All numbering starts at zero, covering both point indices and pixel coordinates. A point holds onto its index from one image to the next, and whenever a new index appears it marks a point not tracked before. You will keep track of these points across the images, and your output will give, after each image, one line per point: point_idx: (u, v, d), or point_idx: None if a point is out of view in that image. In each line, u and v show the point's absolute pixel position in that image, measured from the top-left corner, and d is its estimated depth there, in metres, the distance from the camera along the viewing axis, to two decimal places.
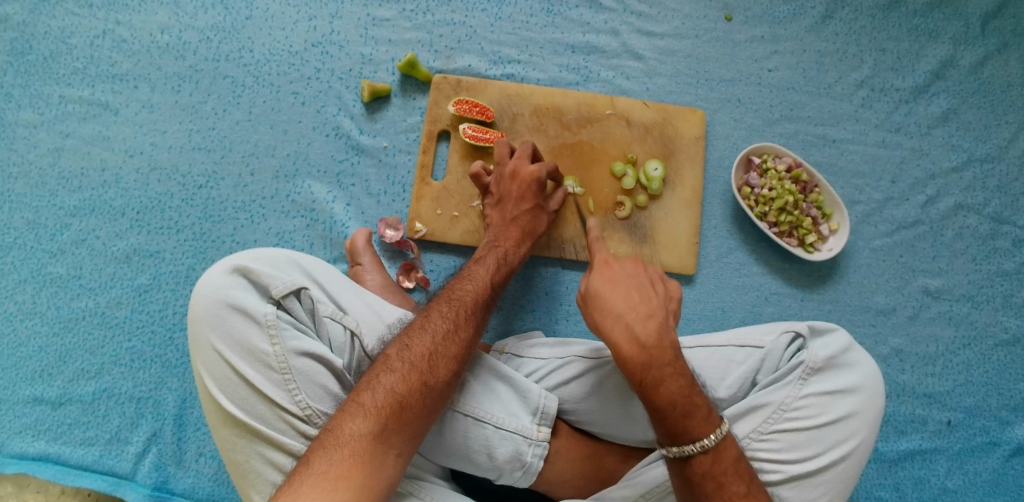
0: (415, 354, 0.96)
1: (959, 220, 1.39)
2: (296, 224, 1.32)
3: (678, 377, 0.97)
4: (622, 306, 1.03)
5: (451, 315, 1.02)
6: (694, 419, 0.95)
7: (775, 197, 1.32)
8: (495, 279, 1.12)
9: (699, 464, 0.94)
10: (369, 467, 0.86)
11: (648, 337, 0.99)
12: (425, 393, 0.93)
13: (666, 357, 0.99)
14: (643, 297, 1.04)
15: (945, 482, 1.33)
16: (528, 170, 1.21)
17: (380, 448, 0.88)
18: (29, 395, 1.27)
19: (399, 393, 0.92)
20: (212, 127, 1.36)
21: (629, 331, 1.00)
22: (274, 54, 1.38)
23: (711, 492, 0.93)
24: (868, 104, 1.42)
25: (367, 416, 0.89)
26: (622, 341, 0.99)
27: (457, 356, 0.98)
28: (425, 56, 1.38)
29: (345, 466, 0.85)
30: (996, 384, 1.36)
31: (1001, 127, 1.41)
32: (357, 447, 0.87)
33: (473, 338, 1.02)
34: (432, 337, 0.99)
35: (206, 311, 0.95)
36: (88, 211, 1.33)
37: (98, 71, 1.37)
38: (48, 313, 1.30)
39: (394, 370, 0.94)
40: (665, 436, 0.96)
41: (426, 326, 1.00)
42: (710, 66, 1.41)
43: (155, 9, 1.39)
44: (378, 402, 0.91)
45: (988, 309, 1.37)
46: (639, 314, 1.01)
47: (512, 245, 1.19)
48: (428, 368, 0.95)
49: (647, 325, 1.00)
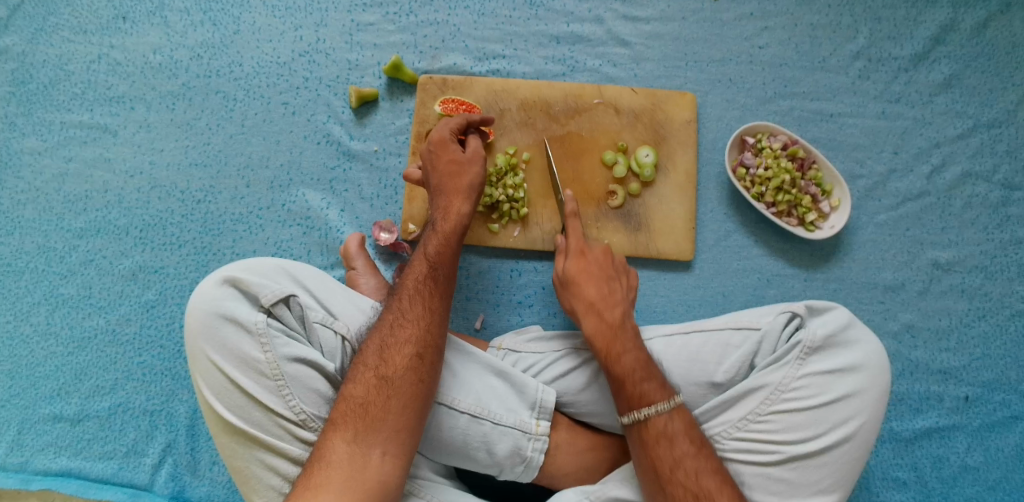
0: (367, 354, 0.99)
1: (967, 189, 1.34)
2: (293, 233, 1.34)
3: (637, 350, 1.07)
4: (594, 294, 1.15)
5: (395, 305, 1.03)
6: (649, 385, 1.03)
7: (771, 177, 1.29)
8: (435, 251, 1.09)
9: (652, 425, 1.00)
10: (351, 470, 0.88)
11: (614, 320, 1.11)
12: (383, 387, 0.95)
13: (629, 336, 1.09)
14: (609, 288, 1.15)
15: (966, 459, 1.29)
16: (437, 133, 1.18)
17: (359, 451, 0.90)
18: (48, 413, 1.31)
19: (359, 396, 0.94)
20: (207, 142, 1.38)
21: (600, 316, 1.12)
22: (263, 67, 1.40)
23: (664, 452, 0.98)
24: (866, 75, 1.37)
25: (337, 426, 0.92)
26: (590, 322, 1.11)
27: (408, 339, 0.99)
28: (410, 58, 1.39)
29: (324, 475, 0.88)
30: (1014, 356, 1.31)
31: (1008, 90, 1.36)
32: (332, 456, 0.90)
33: (426, 318, 1.01)
34: (379, 332, 1.00)
35: (201, 323, 0.98)
36: (95, 232, 1.37)
37: (96, 95, 1.41)
38: (62, 333, 1.34)
39: (351, 378, 0.97)
40: (622, 404, 1.03)
41: (376, 326, 1.02)
42: (699, 47, 1.38)
43: (146, 30, 1.42)
44: (342, 411, 0.94)
45: (1003, 279, 1.33)
46: (607, 302, 1.13)
47: (444, 208, 1.13)
48: (381, 361, 0.97)
49: (614, 311, 1.12)
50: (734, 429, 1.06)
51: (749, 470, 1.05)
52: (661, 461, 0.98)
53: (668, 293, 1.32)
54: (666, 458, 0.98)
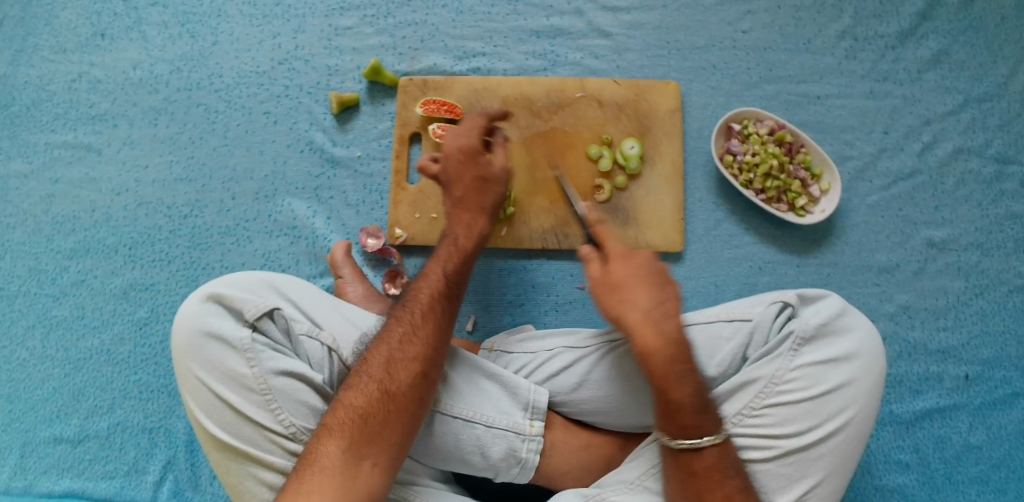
0: (372, 365, 0.96)
1: (960, 165, 1.32)
2: (281, 243, 1.33)
3: (693, 372, 0.96)
4: (648, 300, 0.98)
5: (406, 319, 1.00)
6: (705, 415, 0.95)
7: (759, 163, 1.28)
8: (452, 269, 1.07)
9: (706, 457, 0.94)
10: (344, 480, 0.86)
11: (671, 335, 0.97)
12: (387, 400, 0.92)
13: (683, 353, 0.97)
14: (664, 294, 1.00)
15: (968, 439, 1.28)
16: (455, 141, 1.17)
17: (352, 460, 0.88)
18: (49, 435, 1.32)
19: (360, 406, 0.92)
20: (192, 156, 1.38)
21: (658, 328, 0.97)
22: (243, 77, 1.39)
23: (715, 485, 0.94)
24: (852, 54, 1.35)
25: (333, 433, 0.90)
26: (649, 337, 0.96)
27: (416, 355, 0.97)
28: (390, 60, 1.37)
29: (316, 483, 0.85)
30: (1014, 332, 1.30)
31: (998, 63, 1.34)
32: (327, 464, 0.87)
33: (436, 337, 0.99)
34: (387, 343, 0.98)
35: (187, 342, 0.98)
36: (84, 252, 1.37)
37: (79, 114, 1.41)
38: (58, 355, 1.35)
39: (353, 386, 0.94)
40: (673, 429, 0.95)
41: (384, 335, 0.99)
42: (680, 35, 1.37)
43: (126, 46, 1.42)
44: (340, 418, 0.91)
45: (999, 255, 1.31)
46: (665, 310, 0.98)
47: (465, 227, 1.12)
48: (387, 375, 0.94)
49: (672, 322, 0.98)
50: (729, 425, 1.04)
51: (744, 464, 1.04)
52: (711, 495, 0.93)
53: None
54: (717, 492, 0.93)
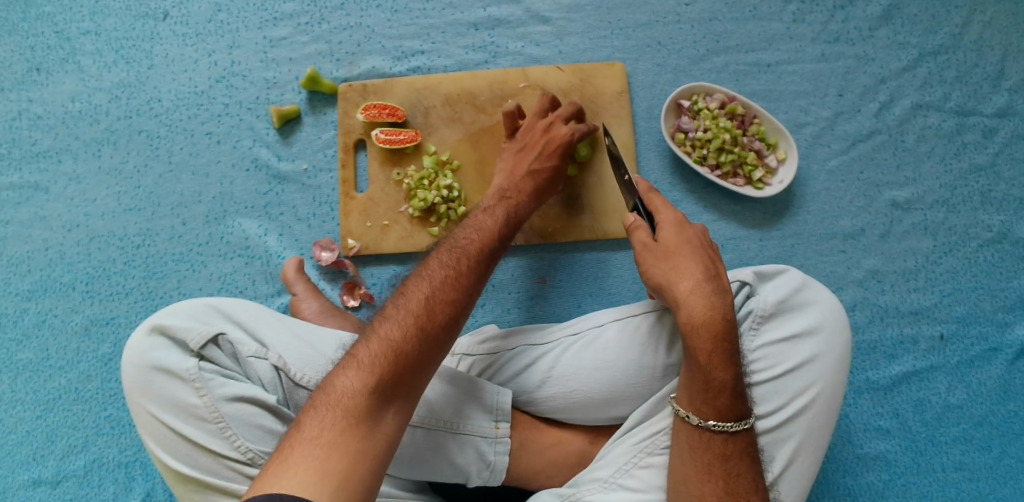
0: (411, 300, 0.89)
1: (919, 121, 1.29)
2: (235, 265, 1.31)
3: (732, 351, 0.96)
4: (700, 273, 1.00)
5: (451, 264, 0.95)
6: (727, 396, 0.94)
7: (711, 138, 1.25)
8: (504, 232, 1.05)
9: (741, 439, 0.94)
10: (365, 425, 0.78)
11: (724, 310, 0.98)
12: (422, 339, 0.85)
13: (733, 330, 0.97)
14: (715, 271, 1.02)
15: (947, 399, 1.26)
16: (561, 131, 1.18)
17: (377, 403, 0.80)
18: (27, 478, 1.32)
19: (394, 341, 0.84)
20: (138, 185, 1.36)
21: (708, 300, 0.98)
22: (182, 99, 1.37)
23: (744, 468, 0.93)
24: (800, 17, 1.31)
25: (360, 368, 0.81)
26: (700, 307, 0.97)
27: (455, 300, 0.90)
28: (328, 67, 1.34)
29: (337, 425, 0.77)
30: (987, 287, 1.27)
31: (951, 13, 1.30)
32: (349, 402, 0.79)
33: (477, 289, 0.94)
34: (428, 283, 0.91)
35: (134, 377, 0.98)
36: (41, 291, 1.36)
37: (21, 152, 1.38)
38: (28, 398, 1.34)
39: (389, 318, 0.87)
40: (705, 406, 0.94)
41: (424, 273, 0.93)
42: (622, 13, 1.33)
43: (62, 79, 1.39)
44: (372, 352, 0.83)
45: (967, 209, 1.28)
46: (716, 286, 0.99)
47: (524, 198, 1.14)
48: (426, 312, 0.87)
49: (723, 298, 0.99)
50: None
51: None
52: (741, 478, 0.93)
53: (621, 272, 1.28)
54: (745, 476, 0.93)
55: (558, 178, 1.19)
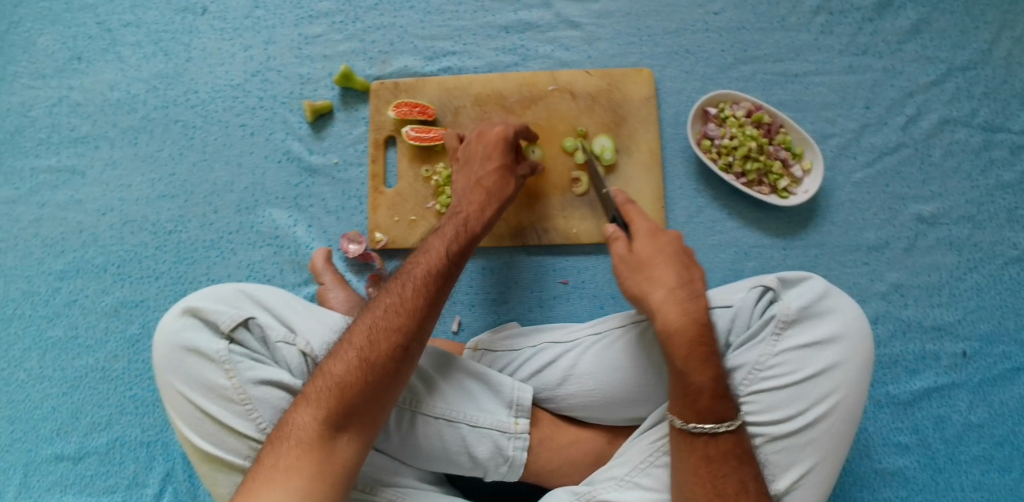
0: (356, 334, 0.93)
1: (946, 136, 1.28)
2: (264, 254, 1.35)
3: (712, 356, 0.96)
4: (672, 280, 1.01)
5: (396, 290, 0.97)
6: (722, 400, 0.95)
7: (737, 145, 1.26)
8: (453, 248, 1.03)
9: (724, 442, 0.94)
10: (319, 454, 0.85)
11: (699, 316, 0.98)
12: (365, 369, 0.89)
13: (711, 336, 0.97)
14: (690, 275, 1.02)
15: (969, 417, 1.25)
16: (495, 131, 1.19)
17: (326, 433, 0.86)
18: (50, 454, 1.35)
19: (338, 375, 0.89)
20: (172, 173, 1.39)
21: (682, 307, 0.98)
22: (217, 91, 1.40)
23: (732, 471, 0.94)
24: (829, 29, 1.32)
25: (311, 403, 0.88)
26: (674, 315, 0.97)
27: (399, 326, 0.93)
28: (360, 65, 1.37)
29: (292, 456, 0.84)
30: (1012, 305, 1.26)
31: (981, 29, 1.30)
32: (301, 436, 0.85)
33: (424, 309, 0.96)
34: (373, 314, 0.95)
35: (167, 357, 1.01)
36: (74, 273, 1.39)
37: (61, 137, 1.42)
38: (55, 375, 1.37)
39: (335, 354, 0.92)
40: (690, 413, 0.95)
41: (371, 306, 0.97)
42: (652, 20, 1.34)
43: (102, 68, 1.43)
44: (319, 388, 0.89)
45: (993, 226, 1.27)
46: (689, 291, 1.00)
47: (476, 209, 1.12)
48: (369, 344, 0.91)
49: (698, 303, 0.99)
50: None
51: None
52: (727, 481, 0.93)
53: None
54: (732, 478, 0.94)
55: (512, 181, 1.17)
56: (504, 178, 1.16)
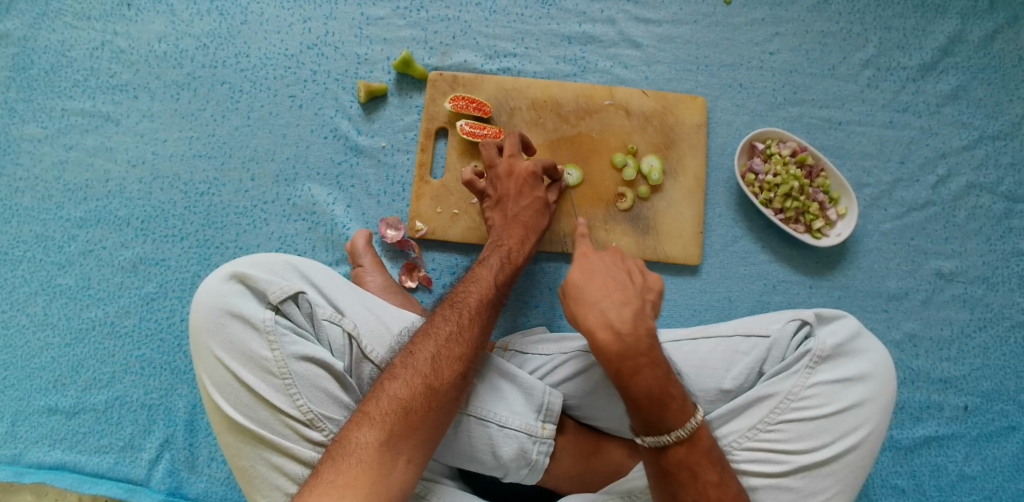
0: (418, 359, 0.95)
1: (971, 200, 1.36)
2: (298, 227, 1.33)
3: (652, 365, 0.99)
4: (597, 294, 1.06)
5: (453, 318, 1.01)
6: (669, 410, 0.96)
7: (780, 183, 1.29)
8: (499, 278, 1.10)
9: (674, 454, 0.95)
10: (379, 475, 0.86)
11: (623, 325, 1.02)
12: (430, 396, 0.92)
13: (641, 346, 1.01)
14: (619, 286, 1.07)
15: (964, 468, 1.30)
16: (523, 165, 1.21)
17: (389, 456, 0.87)
18: (43, 405, 1.29)
19: (403, 399, 0.91)
20: (212, 134, 1.36)
21: (604, 318, 1.03)
22: (270, 59, 1.38)
23: (686, 483, 0.94)
24: (874, 84, 1.38)
25: (372, 423, 0.89)
26: (598, 328, 1.02)
27: (457, 354, 0.97)
28: (420, 53, 1.37)
29: (352, 474, 0.85)
30: (1014, 367, 1.33)
31: (1013, 103, 1.38)
32: (363, 456, 0.86)
33: (480, 341, 1.01)
34: (434, 340, 0.98)
35: (206, 320, 0.97)
36: (94, 221, 1.34)
37: (98, 82, 1.37)
38: (59, 324, 1.31)
39: (396, 377, 0.93)
40: (639, 425, 0.97)
41: (429, 331, 0.99)
42: (710, 51, 1.38)
43: (151, 18, 1.38)
44: (382, 409, 0.90)
45: (1004, 290, 1.34)
46: (614, 302, 1.05)
47: (516, 243, 1.17)
48: (431, 371, 0.94)
49: (622, 313, 1.03)
50: (744, 439, 1.05)
51: (756, 477, 1.04)
52: (682, 492, 0.94)
53: (673, 297, 1.32)
54: (689, 489, 0.94)
55: (545, 213, 1.22)
56: (538, 212, 1.21)
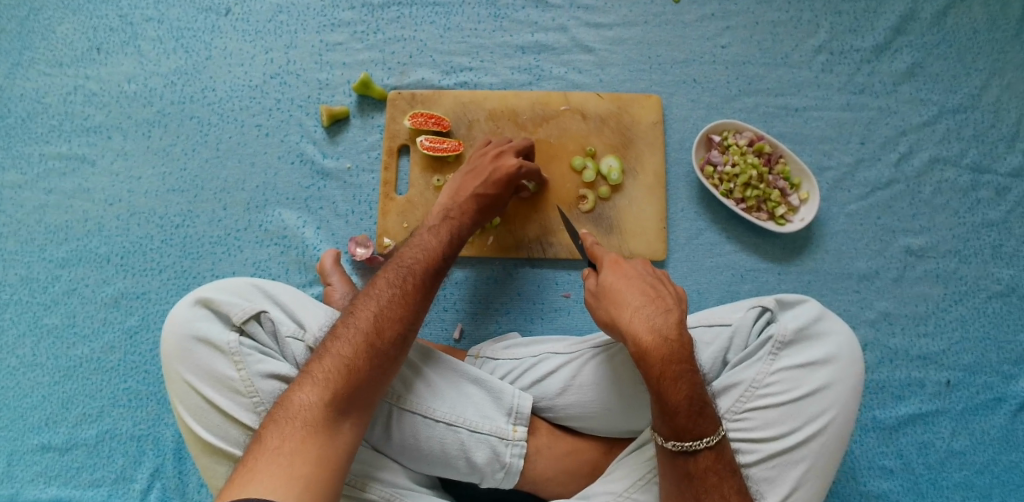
0: (360, 319, 0.97)
1: (936, 174, 1.36)
2: (271, 252, 1.36)
3: (692, 374, 0.99)
4: (638, 299, 1.04)
5: (396, 280, 1.02)
6: (704, 417, 0.96)
7: (739, 173, 1.31)
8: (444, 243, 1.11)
9: (703, 459, 0.96)
10: (321, 432, 0.87)
11: (670, 331, 1.01)
12: (371, 354, 0.94)
13: (684, 353, 1.00)
14: (659, 293, 1.06)
15: (951, 444, 1.29)
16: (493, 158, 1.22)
17: (331, 412, 0.88)
18: (37, 443, 1.32)
19: (345, 359, 0.93)
20: (184, 168, 1.40)
21: (651, 324, 1.01)
22: (236, 91, 1.42)
23: (712, 486, 0.95)
24: (829, 68, 1.39)
25: (316, 383, 0.90)
26: (644, 332, 1.00)
27: (402, 313, 0.99)
28: (379, 74, 1.41)
29: (295, 432, 0.86)
30: (994, 338, 1.32)
31: (971, 75, 1.38)
32: (304, 413, 0.88)
33: (422, 298, 1.02)
34: (376, 301, 0.99)
35: (175, 346, 1.00)
36: (76, 261, 1.38)
37: (73, 126, 1.42)
38: (48, 363, 1.35)
39: (339, 337, 0.95)
40: (668, 430, 0.97)
41: (371, 293, 1.01)
42: (662, 49, 1.40)
43: (121, 61, 1.44)
44: (324, 369, 0.92)
45: (978, 262, 1.34)
46: (658, 308, 1.03)
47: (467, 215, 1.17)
48: (373, 329, 0.96)
49: (667, 319, 1.02)
50: None
51: None
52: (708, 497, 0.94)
53: None
54: (714, 493, 0.95)
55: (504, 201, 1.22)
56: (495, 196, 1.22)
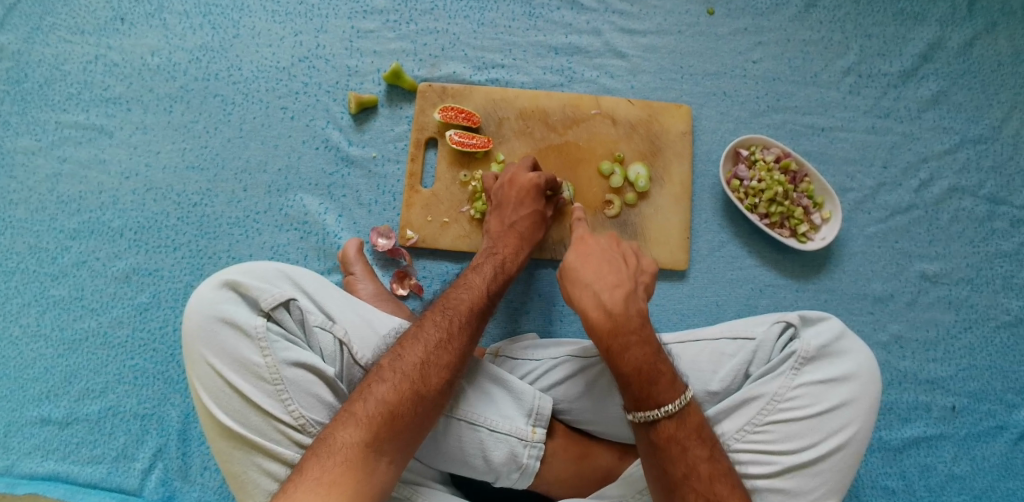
0: (407, 363, 0.96)
1: (954, 203, 1.38)
2: (289, 237, 1.34)
3: (642, 344, 1.00)
4: (591, 275, 1.06)
5: (444, 324, 1.01)
6: (658, 386, 0.97)
7: (765, 189, 1.31)
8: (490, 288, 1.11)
9: (664, 428, 0.96)
10: (362, 475, 0.86)
11: (614, 306, 1.02)
12: (417, 403, 0.93)
13: (631, 325, 1.01)
14: (613, 268, 1.06)
15: (953, 468, 1.31)
16: (527, 177, 1.23)
17: (372, 456, 0.88)
18: (37, 416, 1.29)
19: (392, 404, 0.91)
20: (204, 146, 1.38)
21: (596, 299, 1.03)
22: (262, 72, 1.40)
23: (676, 457, 0.95)
24: (856, 90, 1.41)
25: (359, 424, 0.89)
26: (590, 309, 1.02)
27: (450, 363, 0.98)
28: (410, 65, 1.40)
29: (337, 472, 0.85)
30: (1000, 367, 1.34)
31: (993, 107, 1.41)
32: (348, 455, 0.86)
33: (467, 349, 1.01)
34: (424, 346, 0.98)
35: (199, 328, 0.98)
36: (88, 233, 1.35)
37: (92, 95, 1.39)
38: (53, 335, 1.32)
39: (385, 380, 0.93)
40: (629, 402, 0.98)
41: (420, 334, 0.99)
42: (695, 60, 1.41)
43: (145, 32, 1.41)
44: (369, 411, 0.90)
45: (988, 291, 1.36)
46: (606, 284, 1.04)
47: (512, 252, 1.19)
48: (421, 377, 0.95)
49: (614, 294, 1.03)
50: (734, 440, 1.06)
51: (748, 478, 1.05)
52: (673, 467, 0.94)
53: (662, 302, 1.34)
54: (679, 463, 0.94)
55: (541, 224, 1.24)
56: (537, 224, 1.23)
